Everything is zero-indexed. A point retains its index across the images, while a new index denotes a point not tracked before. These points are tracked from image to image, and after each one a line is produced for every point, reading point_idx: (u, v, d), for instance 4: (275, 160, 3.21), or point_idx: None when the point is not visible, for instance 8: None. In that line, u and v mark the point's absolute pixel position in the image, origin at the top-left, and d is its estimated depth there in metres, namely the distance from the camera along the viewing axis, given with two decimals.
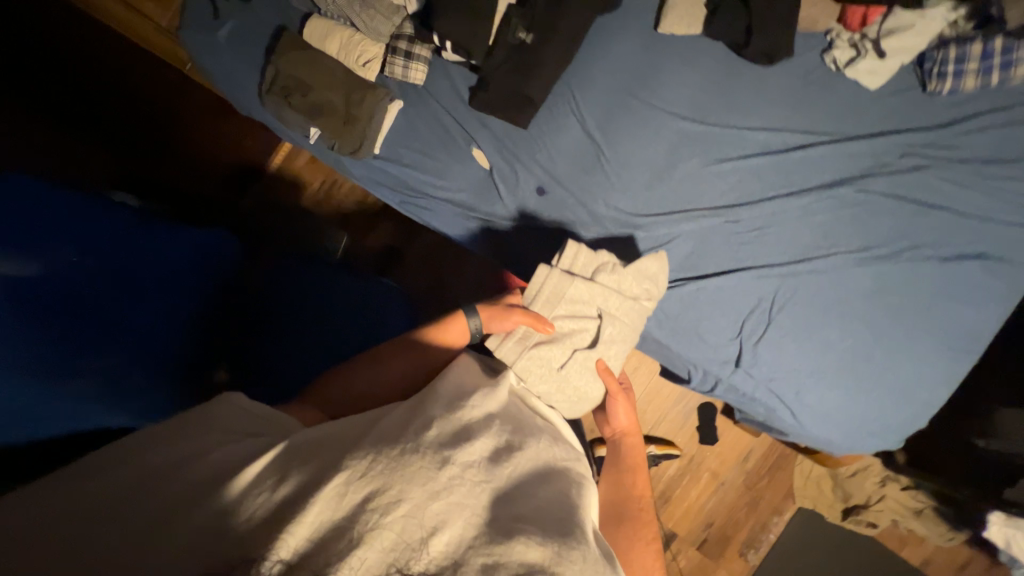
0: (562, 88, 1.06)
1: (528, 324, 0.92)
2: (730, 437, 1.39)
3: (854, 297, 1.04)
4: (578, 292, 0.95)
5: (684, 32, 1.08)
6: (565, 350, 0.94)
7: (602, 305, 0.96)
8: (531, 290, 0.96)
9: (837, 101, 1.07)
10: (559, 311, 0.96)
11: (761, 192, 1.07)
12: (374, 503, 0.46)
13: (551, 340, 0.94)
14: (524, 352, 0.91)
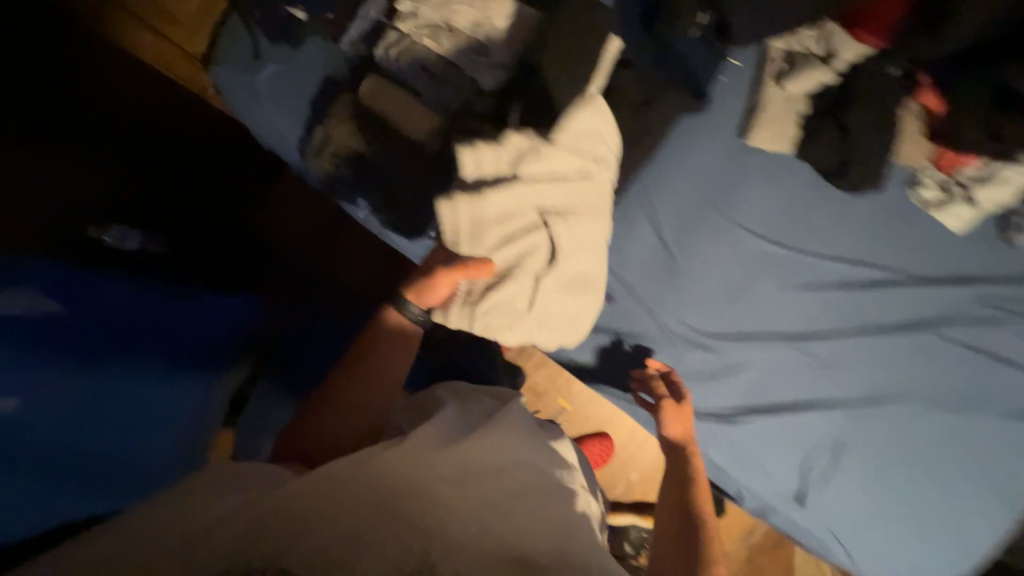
0: (637, 188, 0.96)
1: (465, 275, 0.75)
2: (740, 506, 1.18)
3: (925, 447, 0.87)
4: (500, 205, 0.76)
5: (774, 149, 0.92)
6: (525, 282, 0.77)
7: (540, 203, 0.78)
8: (445, 231, 0.76)
9: (921, 241, 0.89)
10: (489, 239, 0.76)
11: (839, 326, 0.90)
12: (239, 554, 0.42)
13: (503, 278, 0.76)
14: (473, 313, 0.76)
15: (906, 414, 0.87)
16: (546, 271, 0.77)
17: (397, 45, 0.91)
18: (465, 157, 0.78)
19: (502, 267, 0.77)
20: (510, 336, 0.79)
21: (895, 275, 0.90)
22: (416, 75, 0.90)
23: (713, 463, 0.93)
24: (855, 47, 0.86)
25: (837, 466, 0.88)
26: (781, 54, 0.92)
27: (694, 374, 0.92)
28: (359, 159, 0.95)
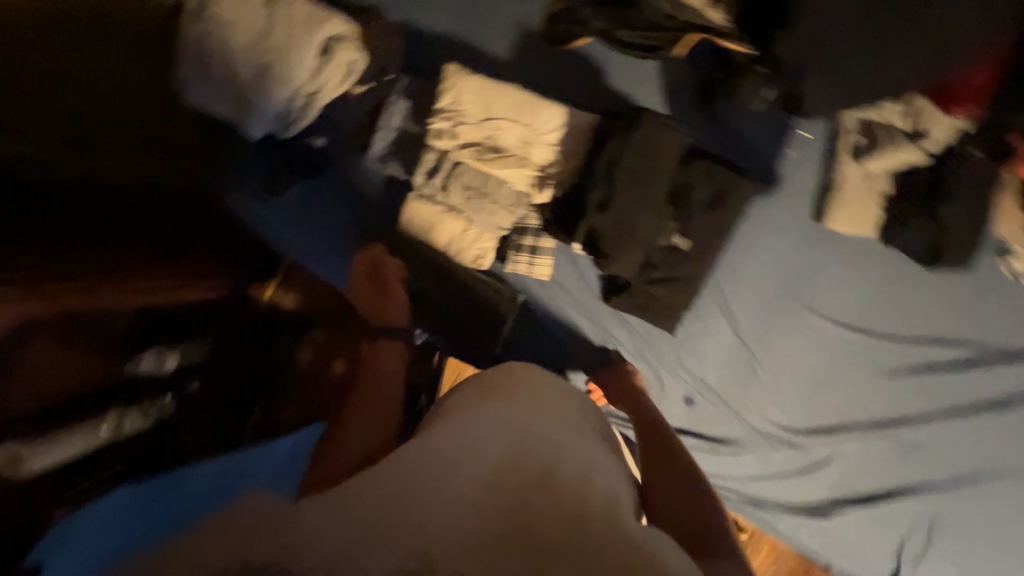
0: (710, 285, 0.90)
1: (209, 71, 0.81)
2: None
3: (1009, 520, 0.88)
4: (201, 28, 0.81)
5: (853, 233, 0.86)
6: (242, 33, 0.80)
7: (255, 45, 0.80)
8: (191, 36, 0.81)
9: (1014, 316, 0.85)
10: (231, 50, 0.80)
11: (925, 409, 0.89)
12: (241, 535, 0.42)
13: (230, 50, 0.80)
14: (242, 23, 0.80)
15: (996, 491, 0.88)
16: None
17: (441, 168, 0.86)
18: (185, 38, 0.81)
19: (216, 21, 0.80)
20: (299, 65, 0.79)
21: (989, 355, 0.86)
22: (467, 200, 0.86)
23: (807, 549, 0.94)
24: (936, 124, 0.80)
25: (929, 545, 0.90)
26: (860, 126, 0.84)
27: (785, 469, 0.92)
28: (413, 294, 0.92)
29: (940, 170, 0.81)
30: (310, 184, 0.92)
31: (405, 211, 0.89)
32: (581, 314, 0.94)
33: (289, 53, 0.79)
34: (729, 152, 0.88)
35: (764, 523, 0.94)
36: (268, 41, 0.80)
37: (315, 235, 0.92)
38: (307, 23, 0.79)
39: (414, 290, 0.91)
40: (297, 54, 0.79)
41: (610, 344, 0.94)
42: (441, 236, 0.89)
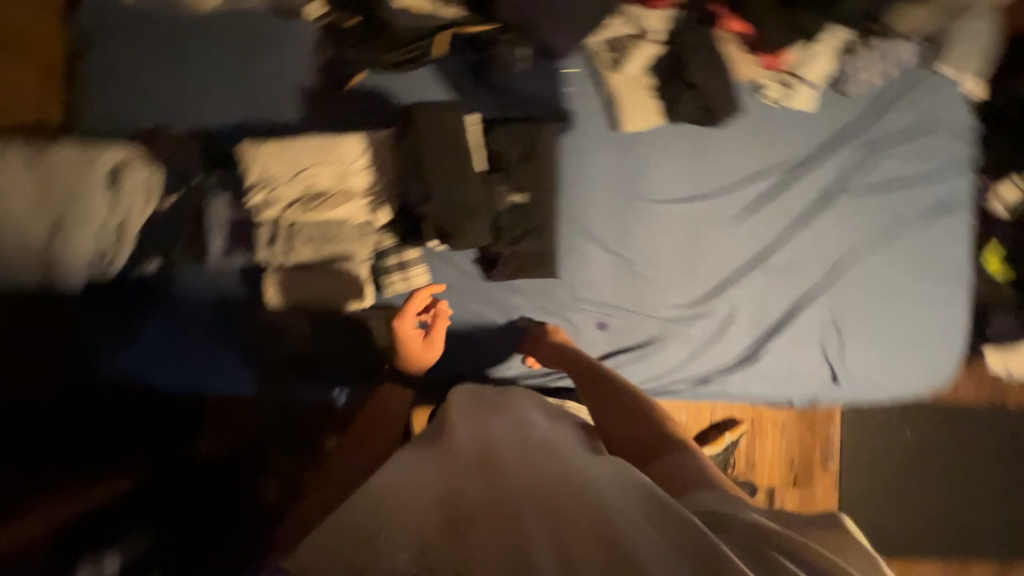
0: (568, 221, 0.99)
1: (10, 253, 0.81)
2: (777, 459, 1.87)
3: (877, 283, 1.05)
4: None
5: (646, 126, 1.00)
6: (19, 202, 0.79)
7: (39, 207, 0.80)
8: None
9: (792, 130, 1.03)
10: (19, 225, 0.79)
11: (775, 232, 1.03)
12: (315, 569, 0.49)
13: (18, 226, 0.79)
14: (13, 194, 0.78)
15: (857, 263, 1.04)
16: (36, 151, 0.80)
17: (279, 236, 0.88)
18: None
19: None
20: (92, 204, 0.81)
21: (792, 169, 1.03)
22: (319, 251, 0.89)
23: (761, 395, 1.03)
24: (655, 14, 0.95)
25: (843, 334, 1.02)
26: (603, 45, 0.99)
27: (708, 338, 1.00)
28: (316, 357, 0.94)
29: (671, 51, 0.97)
30: (166, 310, 0.91)
31: (270, 288, 0.90)
32: (476, 300, 0.98)
33: (78, 199, 0.80)
34: (519, 110, 1.01)
35: (717, 392, 1.02)
36: (49, 195, 0.79)
37: (196, 352, 0.91)
38: (79, 162, 0.80)
39: (316, 354, 0.94)
40: (86, 196, 0.80)
41: (514, 313, 0.99)
42: (314, 294, 0.91)
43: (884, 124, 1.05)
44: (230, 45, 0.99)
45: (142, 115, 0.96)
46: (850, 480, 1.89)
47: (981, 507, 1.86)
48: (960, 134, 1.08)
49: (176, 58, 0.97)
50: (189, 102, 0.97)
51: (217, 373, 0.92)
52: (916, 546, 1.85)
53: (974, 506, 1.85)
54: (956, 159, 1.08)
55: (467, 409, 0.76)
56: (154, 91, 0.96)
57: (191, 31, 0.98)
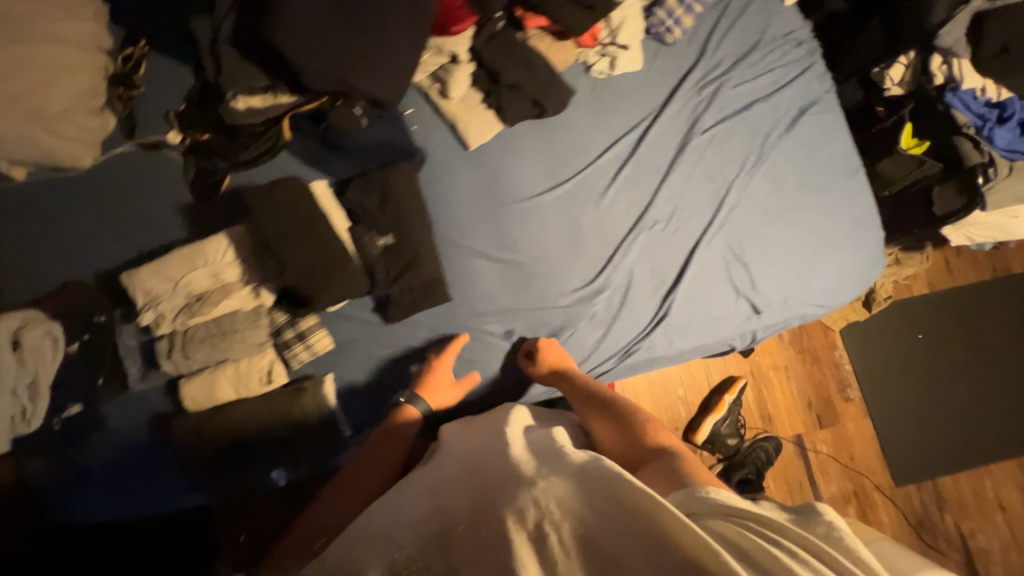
0: (447, 244, 1.03)
1: None
2: (796, 405, 1.81)
3: (769, 202, 1.01)
4: None
5: (491, 136, 1.05)
6: None
7: None
8: None
9: (628, 94, 1.07)
10: None
11: (648, 189, 1.03)
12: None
13: None
14: None
15: (741, 191, 1.02)
16: None
17: (176, 347, 0.92)
18: None
19: None
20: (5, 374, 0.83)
21: (642, 127, 1.06)
22: (216, 349, 0.93)
23: (689, 349, 1.01)
24: (457, 41, 0.99)
25: (749, 265, 0.99)
26: (429, 79, 1.05)
27: (612, 310, 1.00)
28: (246, 447, 0.95)
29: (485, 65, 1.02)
30: (100, 444, 0.95)
31: (186, 395, 0.94)
32: (383, 345, 1.02)
33: None
34: (378, 160, 1.08)
35: (640, 358, 1.01)
36: None
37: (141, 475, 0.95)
38: None
39: (245, 443, 0.95)
40: None
41: (424, 347, 1.02)
42: (229, 387, 0.95)
43: (717, 56, 1.07)
44: (112, 189, 1.08)
45: (49, 273, 1.05)
46: (869, 401, 1.81)
47: (998, 386, 1.83)
48: (798, 40, 1.07)
49: (65, 215, 1.06)
50: (87, 251, 1.06)
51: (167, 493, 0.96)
52: (954, 448, 1.79)
53: (984, 388, 1.83)
54: (804, 62, 1.07)
55: (477, 433, 0.85)
56: (54, 249, 1.05)
57: (74, 187, 1.08)
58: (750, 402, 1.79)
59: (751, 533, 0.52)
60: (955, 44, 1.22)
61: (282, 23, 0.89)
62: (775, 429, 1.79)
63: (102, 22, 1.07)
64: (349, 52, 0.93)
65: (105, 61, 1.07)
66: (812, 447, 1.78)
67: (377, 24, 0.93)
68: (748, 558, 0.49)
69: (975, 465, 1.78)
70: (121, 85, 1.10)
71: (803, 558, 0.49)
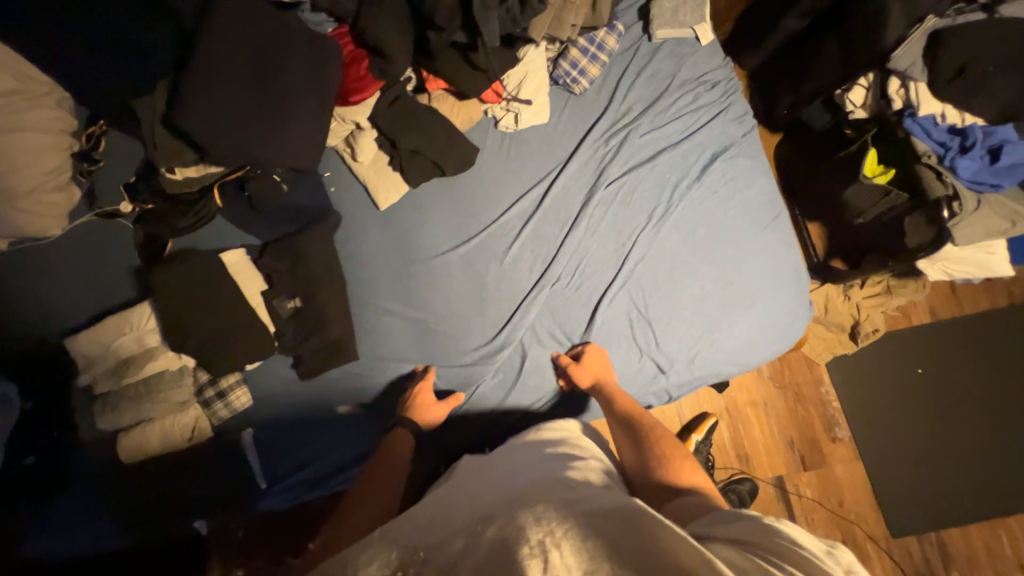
0: (359, 304, 1.08)
1: None
2: (778, 442, 1.67)
3: (678, 255, 0.98)
4: None
5: (398, 196, 1.08)
6: None
7: None
8: None
9: (535, 148, 1.07)
10: None
11: (553, 245, 1.04)
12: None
13: None
14: None
15: (648, 245, 0.99)
16: None
17: (106, 405, 1.01)
18: None
19: None
20: None
21: (548, 183, 1.05)
22: (140, 408, 1.01)
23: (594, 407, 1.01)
24: (357, 110, 1.04)
25: (653, 322, 0.98)
26: (343, 143, 1.10)
27: (517, 365, 1.03)
28: (166, 501, 1.01)
29: (385, 133, 1.06)
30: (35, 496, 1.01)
31: (121, 449, 1.01)
32: (300, 401, 1.07)
33: None
34: (296, 222, 1.12)
35: (541, 412, 1.05)
36: None
37: (62, 529, 0.99)
38: None
39: (171, 494, 1.02)
40: None
41: (336, 403, 1.07)
42: (154, 442, 1.01)
43: (626, 103, 1.04)
44: (66, 256, 1.19)
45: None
46: (863, 442, 1.66)
47: (1009, 426, 1.66)
48: (712, 81, 1.03)
49: (20, 280, 1.16)
50: (34, 313, 1.14)
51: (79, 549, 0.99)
52: (960, 495, 1.62)
53: (993, 427, 1.66)
54: (719, 105, 1.02)
55: (496, 463, 0.85)
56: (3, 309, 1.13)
57: (30, 254, 1.18)
58: (724, 440, 1.66)
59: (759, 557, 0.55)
60: (912, 66, 1.11)
61: (196, 104, 0.96)
62: (753, 471, 1.65)
63: (64, 107, 1.20)
64: (264, 124, 0.99)
65: (69, 141, 1.19)
66: (796, 491, 1.64)
67: (288, 96, 0.99)
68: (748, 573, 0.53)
69: (985, 514, 1.61)
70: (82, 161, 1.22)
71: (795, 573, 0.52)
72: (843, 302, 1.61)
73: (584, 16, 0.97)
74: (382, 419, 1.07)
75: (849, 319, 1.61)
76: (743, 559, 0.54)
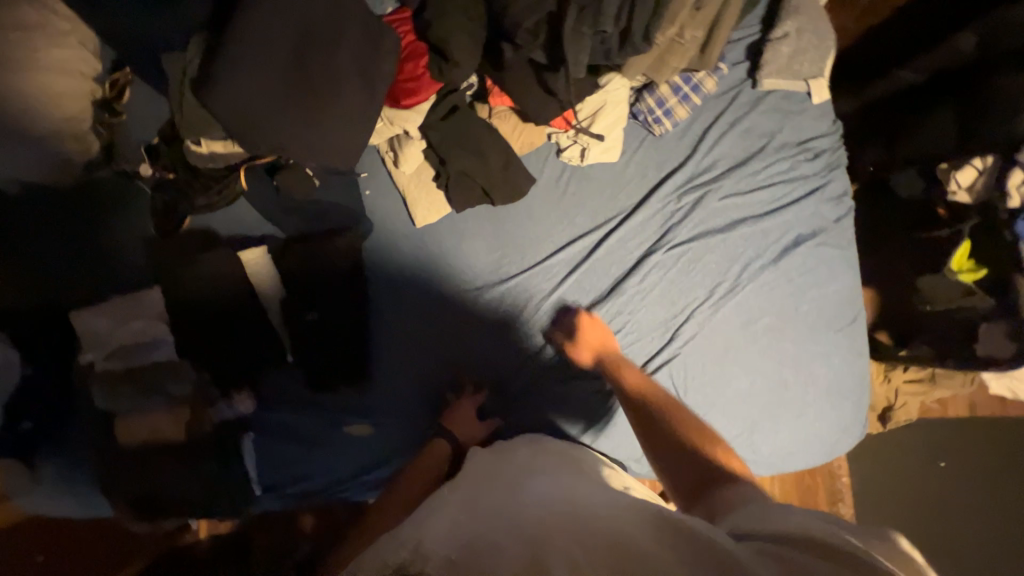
0: (380, 323, 1.02)
1: None
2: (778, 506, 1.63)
3: (732, 341, 0.88)
4: None
5: (437, 215, 0.98)
6: None
7: None
8: None
9: (597, 189, 0.95)
10: None
11: (596, 301, 0.94)
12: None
13: None
14: None
15: (702, 323, 0.89)
16: None
17: (106, 383, 0.97)
18: None
19: None
20: None
21: (604, 231, 0.94)
22: (142, 391, 0.98)
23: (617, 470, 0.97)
24: (408, 115, 0.93)
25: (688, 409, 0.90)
26: (386, 144, 0.99)
27: (529, 381, 1.01)
28: (153, 494, 0.98)
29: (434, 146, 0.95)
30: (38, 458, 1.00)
31: (120, 431, 0.98)
32: (305, 413, 1.02)
33: None
34: (321, 224, 1.02)
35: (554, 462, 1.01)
36: None
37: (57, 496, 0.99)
38: None
39: (158, 487, 0.98)
40: None
41: (342, 423, 1.02)
42: (154, 430, 0.98)
43: (710, 157, 0.91)
44: (86, 210, 1.12)
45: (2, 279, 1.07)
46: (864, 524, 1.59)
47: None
48: (816, 150, 0.89)
49: (30, 231, 1.09)
50: (43, 266, 1.08)
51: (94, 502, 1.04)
52: None
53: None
54: (817, 180, 0.89)
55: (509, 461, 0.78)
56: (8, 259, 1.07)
57: (50, 202, 1.11)
58: None
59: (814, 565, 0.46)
60: None
61: (227, 78, 0.85)
62: None
63: (88, 49, 1.07)
64: (302, 115, 0.88)
65: (92, 87, 1.08)
66: None
67: (328, 88, 0.88)
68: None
69: None
70: (104, 111, 1.11)
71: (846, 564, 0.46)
72: (881, 383, 1.52)
73: (688, 58, 0.84)
74: (386, 447, 1.03)
75: (883, 401, 1.52)
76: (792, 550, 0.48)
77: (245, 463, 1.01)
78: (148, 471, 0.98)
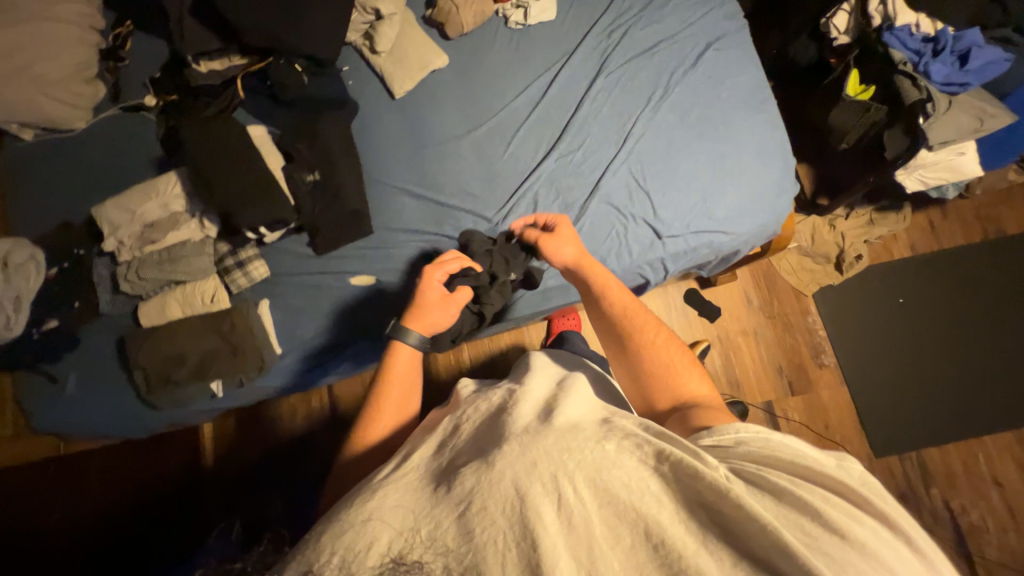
0: (374, 183, 1.13)
1: None
2: (765, 358, 1.70)
3: (674, 134, 1.05)
4: None
5: (413, 80, 1.14)
6: None
7: None
8: None
9: (542, 43, 1.14)
10: None
11: (558, 127, 1.10)
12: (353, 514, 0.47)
13: None
14: None
15: (646, 124, 1.06)
16: None
17: (130, 271, 1.06)
18: None
19: None
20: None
21: (554, 73, 1.12)
22: (163, 271, 1.06)
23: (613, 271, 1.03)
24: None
25: (650, 193, 1.03)
26: (362, 37, 1.17)
27: None
28: (175, 358, 1.04)
29: (398, 24, 1.15)
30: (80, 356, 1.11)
31: (142, 313, 1.07)
32: (314, 275, 1.11)
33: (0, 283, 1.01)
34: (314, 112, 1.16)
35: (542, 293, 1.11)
36: None
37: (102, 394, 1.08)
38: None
39: (185, 352, 1.05)
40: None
41: (348, 275, 1.10)
42: (180, 305, 1.07)
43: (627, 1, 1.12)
44: (91, 146, 1.24)
45: (33, 215, 1.20)
46: (847, 367, 1.70)
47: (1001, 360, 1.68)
48: None
49: (48, 172, 1.22)
50: (64, 204, 1.21)
51: (123, 413, 1.09)
52: (945, 421, 1.64)
53: (980, 359, 1.69)
54: (715, 4, 1.11)
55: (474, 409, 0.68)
56: (39, 196, 1.21)
57: (57, 147, 1.24)
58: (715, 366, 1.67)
59: (788, 479, 0.43)
60: None
61: None
62: (743, 397, 1.67)
63: (93, 6, 1.26)
64: (290, 9, 1.07)
65: (95, 39, 1.25)
66: (784, 413, 1.66)
67: None
68: (790, 499, 0.41)
69: (962, 435, 1.64)
70: (109, 60, 1.26)
71: (837, 505, 0.41)
72: (829, 231, 1.72)
73: None
74: (388, 295, 1.10)
75: (835, 247, 1.72)
76: (780, 478, 0.44)
77: (256, 323, 1.07)
78: (168, 340, 1.05)
